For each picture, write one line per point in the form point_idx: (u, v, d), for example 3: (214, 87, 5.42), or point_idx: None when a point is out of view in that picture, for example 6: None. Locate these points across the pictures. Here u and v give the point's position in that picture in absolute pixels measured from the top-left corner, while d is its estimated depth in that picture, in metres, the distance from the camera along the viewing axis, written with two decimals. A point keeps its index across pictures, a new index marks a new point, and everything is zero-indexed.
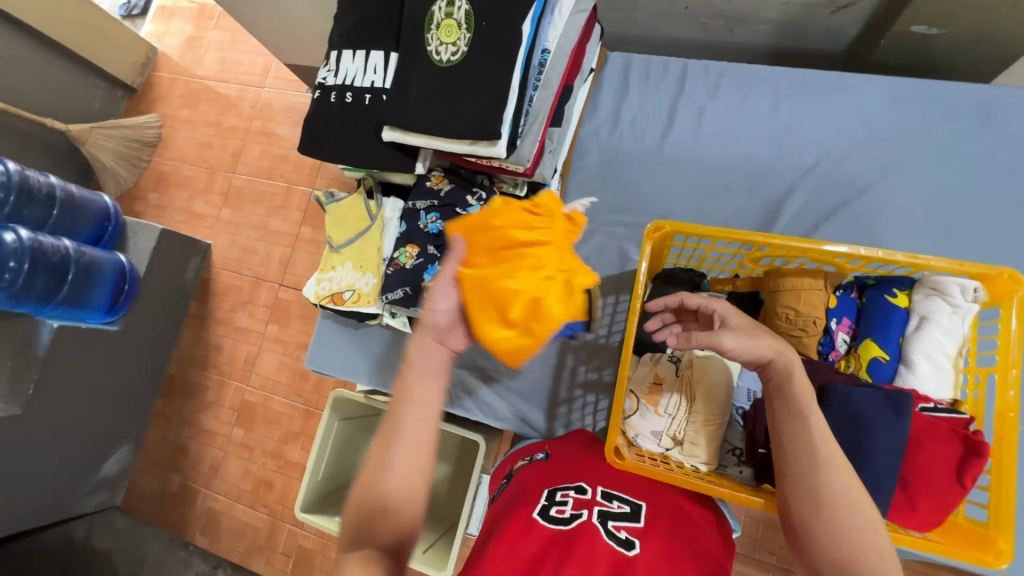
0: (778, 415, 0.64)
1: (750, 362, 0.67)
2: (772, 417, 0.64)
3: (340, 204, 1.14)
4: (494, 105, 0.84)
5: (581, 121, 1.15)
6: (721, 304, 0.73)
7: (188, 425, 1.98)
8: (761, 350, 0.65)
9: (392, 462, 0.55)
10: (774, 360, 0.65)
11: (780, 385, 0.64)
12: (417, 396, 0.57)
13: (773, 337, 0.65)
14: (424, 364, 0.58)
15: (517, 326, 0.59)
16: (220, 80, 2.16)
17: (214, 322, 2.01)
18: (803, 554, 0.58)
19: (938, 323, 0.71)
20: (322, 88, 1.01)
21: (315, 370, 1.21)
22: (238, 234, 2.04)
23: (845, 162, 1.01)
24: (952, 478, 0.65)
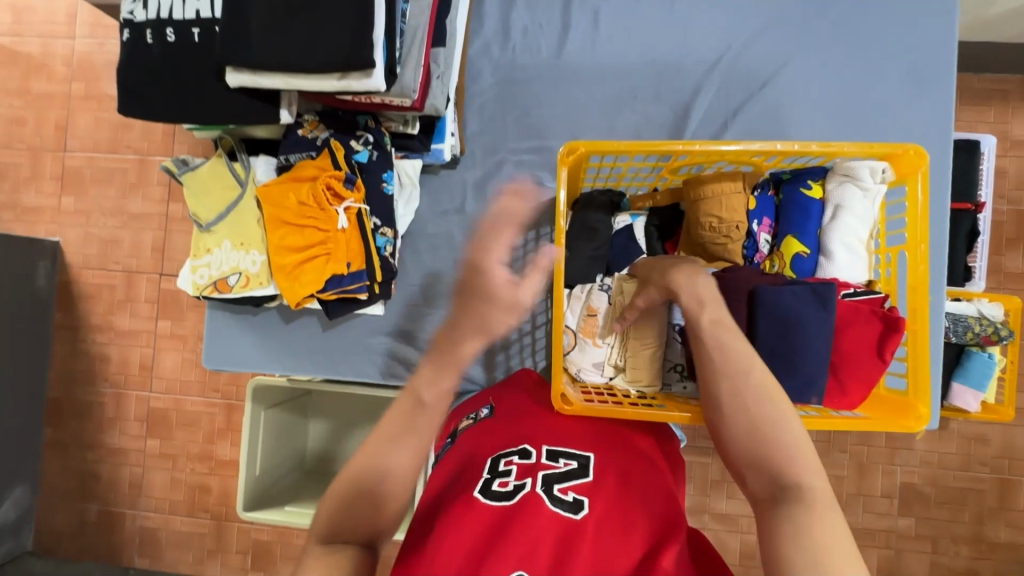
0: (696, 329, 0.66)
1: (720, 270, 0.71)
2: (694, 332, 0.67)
3: (198, 171, 0.94)
4: (360, 26, 0.69)
5: (469, 37, 1.00)
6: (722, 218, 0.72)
7: (91, 449, 1.74)
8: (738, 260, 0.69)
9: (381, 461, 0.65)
10: None
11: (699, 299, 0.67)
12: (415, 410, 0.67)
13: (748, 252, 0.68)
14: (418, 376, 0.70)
15: (291, 281, 0.89)
16: (12, 34, 1.70)
17: (90, 331, 1.72)
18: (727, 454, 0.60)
19: (851, 209, 0.72)
20: (130, 26, 0.78)
21: (218, 368, 1.05)
22: (91, 224, 1.70)
23: (747, 54, 0.97)
24: (873, 355, 0.68)
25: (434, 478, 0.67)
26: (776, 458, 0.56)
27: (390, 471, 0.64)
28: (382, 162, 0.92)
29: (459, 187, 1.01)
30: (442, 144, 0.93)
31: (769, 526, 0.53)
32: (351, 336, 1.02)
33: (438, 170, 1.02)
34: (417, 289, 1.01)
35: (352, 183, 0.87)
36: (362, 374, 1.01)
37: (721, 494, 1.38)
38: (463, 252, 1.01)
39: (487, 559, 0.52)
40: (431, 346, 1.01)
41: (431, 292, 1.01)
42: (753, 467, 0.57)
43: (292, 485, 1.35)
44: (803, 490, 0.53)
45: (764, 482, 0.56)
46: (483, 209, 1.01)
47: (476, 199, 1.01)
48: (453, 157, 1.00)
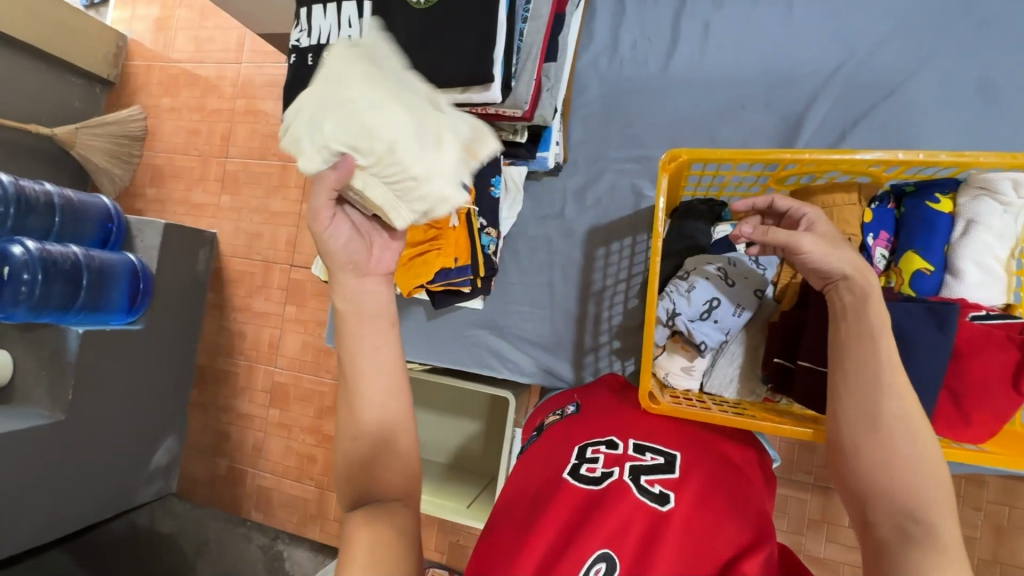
0: (843, 336, 0.60)
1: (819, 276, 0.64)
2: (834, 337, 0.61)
3: None
4: (484, 45, 0.78)
5: (578, 52, 1.06)
6: (812, 211, 0.66)
7: (226, 411, 2.03)
8: (844, 260, 0.61)
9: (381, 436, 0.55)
10: (850, 274, 0.61)
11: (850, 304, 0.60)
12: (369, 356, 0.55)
13: (856, 255, 0.61)
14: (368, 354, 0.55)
15: (404, 273, 0.99)
16: (196, 61, 2.06)
17: (233, 310, 2.02)
18: (851, 475, 0.56)
19: (988, 225, 0.66)
20: (297, 51, 0.94)
21: (338, 346, 1.19)
22: (241, 219, 2.00)
23: (873, 60, 0.92)
24: (1007, 387, 0.62)
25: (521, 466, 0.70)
26: (916, 499, 0.52)
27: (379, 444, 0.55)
28: (492, 167, 0.99)
29: (560, 194, 1.06)
30: (547, 152, 1.00)
31: (897, 565, 0.51)
32: (451, 327, 1.11)
33: (541, 177, 1.08)
34: (513, 287, 1.08)
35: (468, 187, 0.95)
36: (458, 362, 1.09)
37: (819, 535, 1.28)
38: (559, 256, 1.06)
39: (578, 534, 0.55)
40: (523, 342, 1.07)
41: (527, 291, 1.07)
42: (879, 501, 0.54)
43: None
44: (940, 537, 0.51)
45: (892, 513, 0.53)
46: (582, 216, 1.05)
47: (575, 206, 1.05)
48: (557, 164, 1.06)
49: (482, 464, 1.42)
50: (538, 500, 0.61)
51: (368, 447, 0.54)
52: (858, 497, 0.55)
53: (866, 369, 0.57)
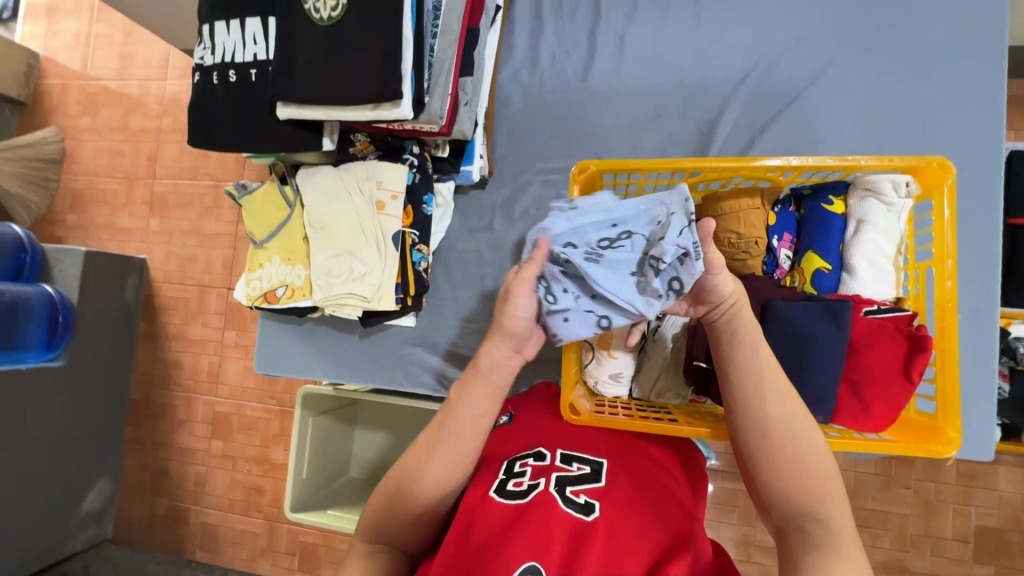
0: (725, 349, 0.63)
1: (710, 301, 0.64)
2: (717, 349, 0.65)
3: (255, 194, 1.05)
4: (390, 62, 0.76)
5: (499, 66, 1.07)
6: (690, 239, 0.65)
7: (164, 446, 1.91)
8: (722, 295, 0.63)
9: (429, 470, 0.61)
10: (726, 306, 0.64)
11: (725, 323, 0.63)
12: (470, 405, 0.63)
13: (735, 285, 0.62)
14: (486, 378, 0.63)
15: None
16: (117, 78, 1.96)
17: (167, 339, 1.91)
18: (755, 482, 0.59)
19: (875, 224, 0.70)
20: (201, 70, 0.90)
21: (268, 373, 1.14)
22: (173, 243, 1.91)
23: (775, 70, 0.97)
24: (900, 376, 0.65)
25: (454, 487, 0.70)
26: (810, 498, 0.56)
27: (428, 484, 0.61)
28: (424, 184, 0.98)
29: (489, 207, 1.06)
30: (470, 165, 0.98)
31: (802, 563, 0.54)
32: (385, 346, 1.08)
33: (469, 190, 1.07)
34: (446, 303, 1.06)
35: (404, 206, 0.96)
36: (393, 383, 1.07)
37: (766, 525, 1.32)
38: (491, 269, 1.05)
39: (500, 553, 0.54)
40: (459, 359, 1.05)
41: (460, 307, 1.06)
42: (782, 501, 0.57)
43: (335, 491, 1.44)
44: (835, 530, 0.54)
45: (790, 512, 0.56)
46: (511, 228, 1.05)
47: (504, 218, 1.05)
48: (482, 178, 1.05)
49: None
50: (465, 517, 0.59)
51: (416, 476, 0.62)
52: (763, 499, 0.59)
53: (747, 379, 0.61)
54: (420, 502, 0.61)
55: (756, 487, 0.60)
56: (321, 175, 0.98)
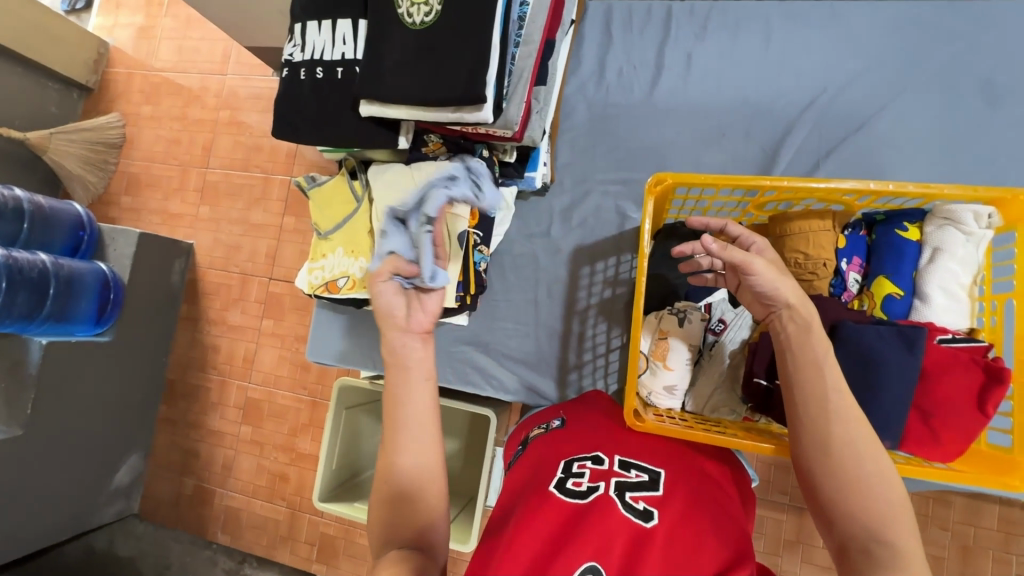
0: (789, 364, 0.63)
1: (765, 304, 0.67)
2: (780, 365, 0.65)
3: (323, 187, 1.09)
4: (476, 67, 0.79)
5: (566, 77, 1.09)
6: (760, 237, 0.71)
7: (195, 428, 1.96)
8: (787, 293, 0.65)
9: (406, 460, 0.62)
10: (793, 307, 0.64)
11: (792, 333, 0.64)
12: (405, 388, 0.64)
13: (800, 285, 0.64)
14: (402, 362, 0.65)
15: None
16: (179, 71, 2.05)
17: (207, 323, 1.97)
18: (817, 501, 0.59)
19: (952, 252, 0.70)
20: (290, 65, 0.95)
21: (318, 361, 1.18)
22: (220, 231, 1.97)
23: (844, 95, 0.98)
24: (974, 407, 0.65)
25: (509, 480, 0.71)
26: (876, 521, 0.55)
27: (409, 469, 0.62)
28: None
29: (547, 213, 1.08)
30: (535, 172, 1.01)
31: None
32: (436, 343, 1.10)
33: (529, 196, 1.10)
34: (499, 304, 1.08)
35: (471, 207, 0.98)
36: (442, 379, 1.09)
37: (795, 556, 1.29)
38: (546, 274, 1.07)
39: (562, 551, 0.55)
40: (509, 360, 1.07)
41: (512, 309, 1.08)
42: (847, 521, 0.56)
43: (360, 485, 1.45)
44: (902, 553, 0.54)
45: (856, 533, 0.56)
46: (568, 235, 1.07)
47: (562, 225, 1.07)
48: (544, 185, 1.07)
49: (462, 483, 1.40)
50: (522, 513, 0.60)
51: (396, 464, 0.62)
52: (825, 519, 0.58)
53: (813, 395, 0.60)
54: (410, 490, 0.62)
55: (819, 506, 0.59)
56: (394, 173, 1.01)
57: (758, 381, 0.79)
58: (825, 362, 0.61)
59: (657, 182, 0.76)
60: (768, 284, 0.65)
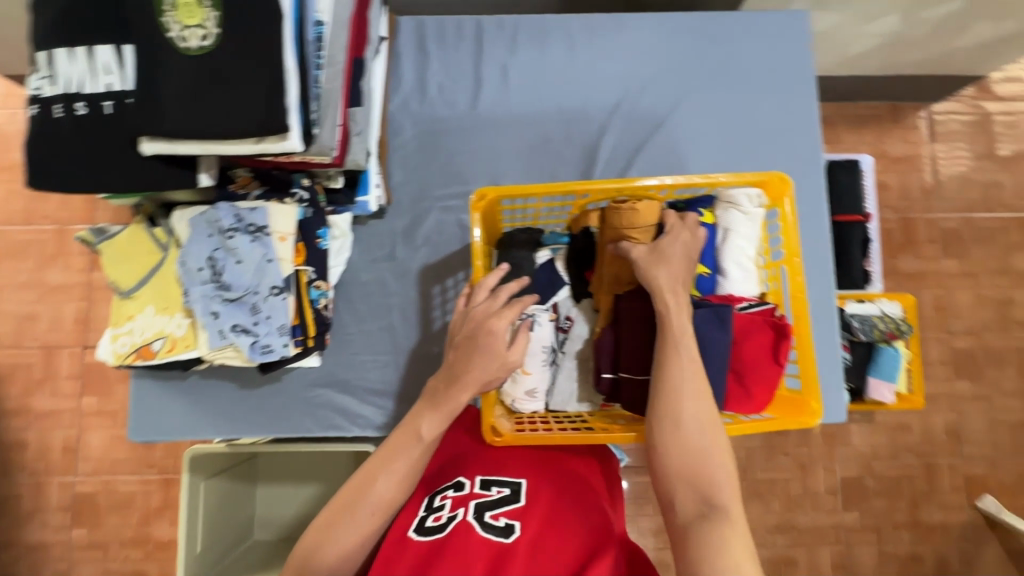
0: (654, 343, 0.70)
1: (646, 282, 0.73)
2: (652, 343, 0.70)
3: (116, 239, 0.93)
4: (271, 94, 0.72)
5: (388, 95, 1.06)
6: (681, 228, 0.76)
7: (6, 547, 1.58)
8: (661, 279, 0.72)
9: (378, 486, 0.65)
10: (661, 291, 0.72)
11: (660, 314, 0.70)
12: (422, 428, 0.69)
13: (667, 274, 0.72)
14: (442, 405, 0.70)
15: None
16: None
17: (3, 415, 1.59)
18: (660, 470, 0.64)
19: (737, 231, 0.81)
20: (39, 101, 0.79)
21: (146, 441, 1.01)
22: (4, 300, 1.60)
23: (642, 98, 1.08)
24: (771, 359, 0.76)
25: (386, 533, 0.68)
26: (709, 482, 0.62)
27: (373, 496, 0.65)
28: (317, 219, 0.93)
29: (388, 236, 1.04)
30: (367, 196, 0.97)
31: (696, 541, 0.59)
32: (287, 391, 1.01)
33: (367, 221, 1.05)
34: (352, 338, 1.02)
35: (297, 244, 0.90)
36: (301, 430, 1.00)
37: None
38: (399, 298, 1.03)
39: None
40: (375, 395, 1.01)
41: (367, 340, 1.02)
42: (684, 486, 0.62)
43: (237, 561, 1.28)
44: (727, 511, 0.60)
45: (692, 498, 0.62)
46: (414, 255, 1.04)
47: (406, 245, 1.04)
48: (380, 208, 1.03)
49: None
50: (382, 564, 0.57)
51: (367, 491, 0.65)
52: (664, 484, 0.64)
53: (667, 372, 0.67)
54: (359, 517, 0.64)
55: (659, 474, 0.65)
56: (199, 216, 0.89)
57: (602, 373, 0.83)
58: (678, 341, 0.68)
59: (484, 195, 0.79)
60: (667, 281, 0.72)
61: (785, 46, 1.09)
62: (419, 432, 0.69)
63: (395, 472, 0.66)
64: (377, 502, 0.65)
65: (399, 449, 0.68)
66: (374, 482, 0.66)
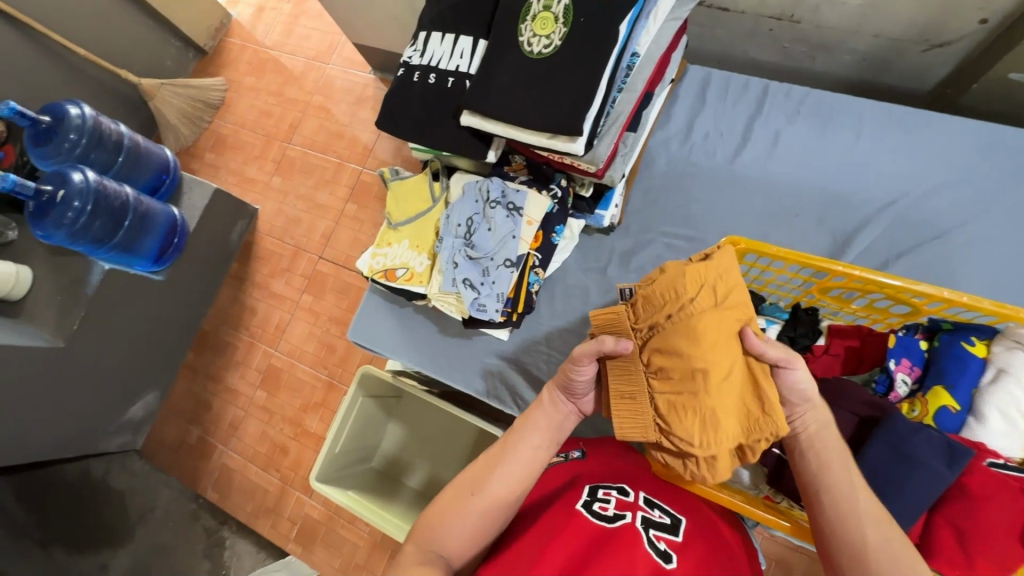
0: (809, 461, 0.64)
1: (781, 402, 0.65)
2: (800, 468, 0.65)
3: (406, 181, 1.15)
4: (578, 103, 0.84)
5: (653, 130, 1.14)
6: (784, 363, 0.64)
7: (214, 381, 2.02)
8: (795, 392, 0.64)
9: (487, 486, 0.69)
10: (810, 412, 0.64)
11: (814, 433, 0.64)
12: (530, 437, 0.72)
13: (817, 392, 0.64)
14: (550, 418, 0.73)
15: None
16: (288, 52, 2.21)
17: (252, 285, 2.05)
18: None
19: (1017, 377, 0.68)
20: (406, 66, 1.03)
21: (356, 342, 1.21)
22: (285, 202, 2.08)
23: (922, 205, 0.99)
24: (1015, 538, 0.63)
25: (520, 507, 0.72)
26: None
27: (485, 495, 0.68)
28: (559, 216, 1.04)
29: (607, 252, 1.11)
30: (605, 211, 1.04)
31: None
32: (472, 352, 1.13)
33: (593, 233, 1.13)
34: (542, 327, 1.11)
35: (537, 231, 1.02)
36: (470, 387, 1.11)
37: None
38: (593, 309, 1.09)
39: None
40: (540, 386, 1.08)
41: (553, 335, 1.10)
42: None
43: (358, 475, 1.45)
44: None
45: None
46: (623, 277, 1.09)
47: (619, 266, 1.10)
48: (610, 225, 1.11)
49: None
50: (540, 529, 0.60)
51: (480, 488, 0.68)
52: None
53: (839, 498, 0.60)
54: (471, 511, 0.67)
55: None
56: (473, 183, 1.06)
57: (771, 451, 0.80)
58: (843, 462, 0.62)
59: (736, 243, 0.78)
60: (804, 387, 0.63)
61: None
62: (519, 440, 0.72)
63: (500, 478, 0.69)
64: (489, 499, 0.68)
65: (504, 456, 0.70)
66: (483, 481, 0.69)
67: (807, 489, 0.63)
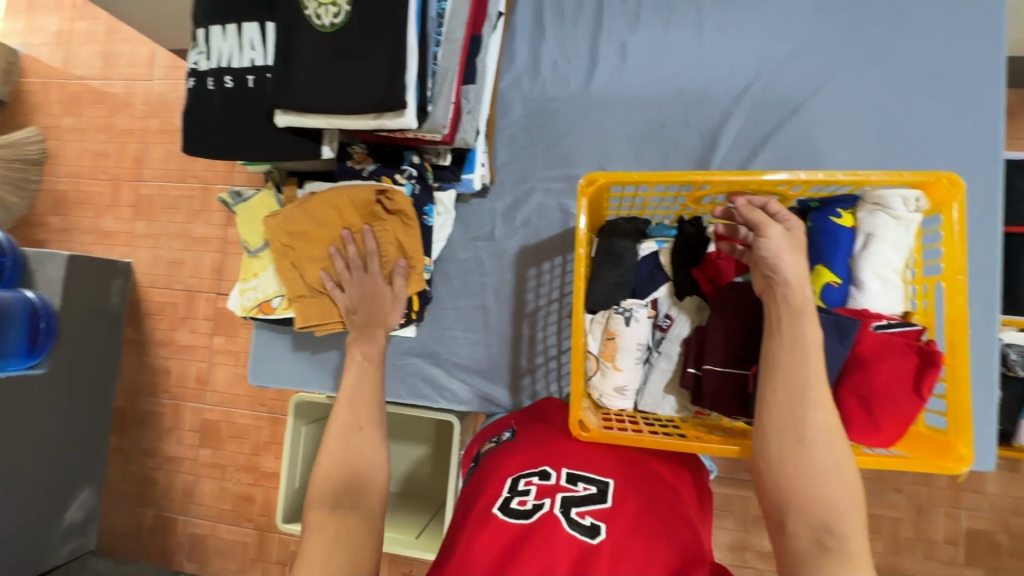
0: (775, 343, 0.62)
1: (767, 270, 0.65)
2: (765, 349, 0.63)
3: (250, 202, 1.04)
4: (392, 71, 0.74)
5: (500, 74, 1.05)
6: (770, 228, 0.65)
7: (151, 455, 1.85)
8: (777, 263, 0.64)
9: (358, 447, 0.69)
10: (791, 288, 0.63)
11: (784, 312, 0.62)
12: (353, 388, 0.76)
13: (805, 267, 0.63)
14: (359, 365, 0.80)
15: None
16: (103, 78, 1.89)
17: (154, 345, 1.85)
18: (770, 488, 0.58)
19: (883, 238, 0.70)
20: (195, 75, 0.87)
21: (261, 384, 1.13)
22: (160, 246, 1.85)
23: (777, 82, 0.97)
24: (911, 391, 0.65)
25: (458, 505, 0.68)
26: (832, 509, 0.55)
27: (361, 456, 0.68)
28: (423, 195, 0.97)
29: (489, 214, 1.05)
30: (472, 174, 0.97)
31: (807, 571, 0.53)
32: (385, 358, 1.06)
33: (470, 199, 1.06)
34: (446, 312, 1.05)
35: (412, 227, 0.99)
36: (394, 395, 1.05)
37: (762, 530, 1.30)
38: (492, 278, 1.04)
39: None
40: (459, 370, 1.04)
41: (460, 316, 1.04)
42: (799, 509, 0.56)
43: None
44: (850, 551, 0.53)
45: (809, 525, 0.55)
46: (511, 236, 1.04)
47: (505, 226, 1.04)
48: (483, 186, 1.04)
49: (430, 489, 1.36)
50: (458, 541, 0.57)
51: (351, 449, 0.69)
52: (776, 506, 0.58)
53: (795, 381, 0.59)
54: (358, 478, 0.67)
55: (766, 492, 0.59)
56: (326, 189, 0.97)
57: (688, 370, 0.81)
58: (805, 345, 0.60)
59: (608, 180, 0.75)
60: (776, 251, 0.64)
61: (968, 23, 0.92)
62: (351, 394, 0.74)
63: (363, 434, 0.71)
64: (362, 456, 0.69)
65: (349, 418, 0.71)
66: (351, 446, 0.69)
67: (762, 374, 0.62)
